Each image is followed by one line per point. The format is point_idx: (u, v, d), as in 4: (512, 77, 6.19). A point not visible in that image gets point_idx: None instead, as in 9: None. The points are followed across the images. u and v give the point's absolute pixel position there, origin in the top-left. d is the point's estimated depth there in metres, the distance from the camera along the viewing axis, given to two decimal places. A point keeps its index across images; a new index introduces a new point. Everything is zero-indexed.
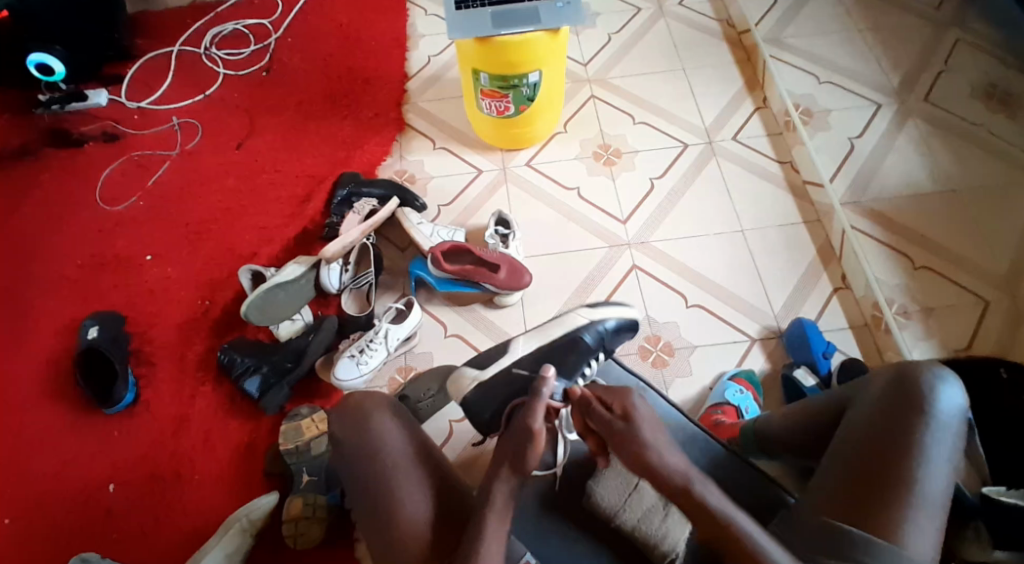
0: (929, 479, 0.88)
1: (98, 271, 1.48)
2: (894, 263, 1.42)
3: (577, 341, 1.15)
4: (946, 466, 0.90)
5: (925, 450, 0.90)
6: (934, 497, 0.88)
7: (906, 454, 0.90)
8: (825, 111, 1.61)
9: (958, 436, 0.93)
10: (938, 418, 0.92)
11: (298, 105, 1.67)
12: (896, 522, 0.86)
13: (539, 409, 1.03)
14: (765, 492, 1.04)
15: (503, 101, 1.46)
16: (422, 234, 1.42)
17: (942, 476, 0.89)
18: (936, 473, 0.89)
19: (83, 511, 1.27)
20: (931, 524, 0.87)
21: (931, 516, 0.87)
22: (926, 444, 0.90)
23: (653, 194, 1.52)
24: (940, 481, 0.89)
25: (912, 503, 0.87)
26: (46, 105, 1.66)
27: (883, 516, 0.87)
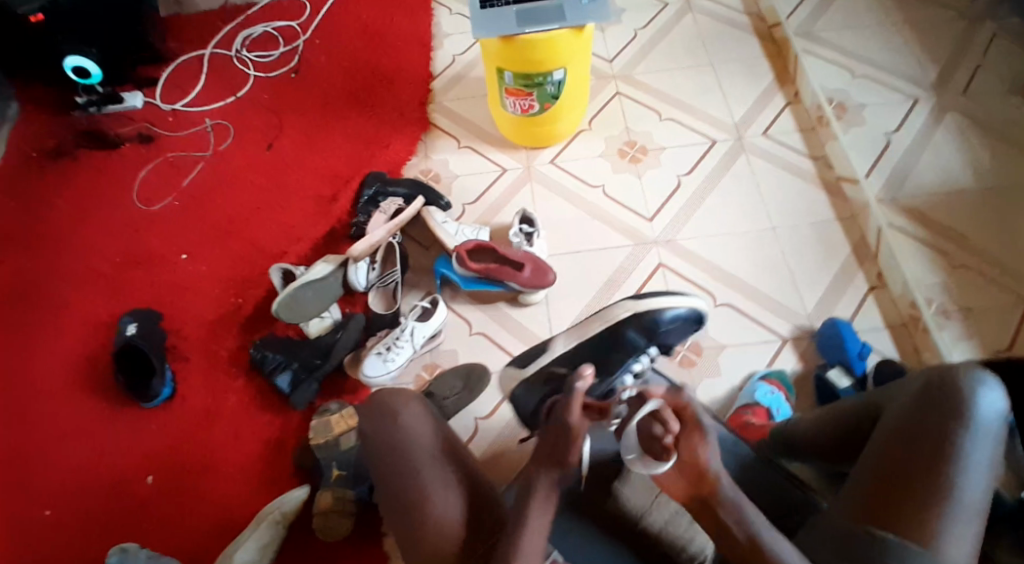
0: (966, 484, 0.86)
1: (134, 269, 1.53)
2: (932, 261, 1.38)
3: (622, 334, 1.14)
4: (984, 471, 0.87)
5: (961, 454, 0.87)
6: (972, 504, 0.85)
7: (942, 458, 0.87)
8: (859, 105, 1.56)
9: (998, 441, 0.90)
10: (977, 423, 0.90)
11: (326, 105, 1.70)
12: (930, 528, 0.84)
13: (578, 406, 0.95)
14: (792, 493, 1.03)
15: (527, 100, 1.46)
16: (448, 233, 1.43)
17: (979, 482, 0.86)
18: (974, 479, 0.86)
19: (122, 500, 1.31)
20: (968, 531, 0.84)
21: (966, 522, 0.84)
22: (964, 449, 0.88)
23: (680, 191, 1.51)
24: (979, 487, 0.86)
25: (946, 508, 0.84)
26: (84, 107, 1.73)
27: (914, 521, 0.85)
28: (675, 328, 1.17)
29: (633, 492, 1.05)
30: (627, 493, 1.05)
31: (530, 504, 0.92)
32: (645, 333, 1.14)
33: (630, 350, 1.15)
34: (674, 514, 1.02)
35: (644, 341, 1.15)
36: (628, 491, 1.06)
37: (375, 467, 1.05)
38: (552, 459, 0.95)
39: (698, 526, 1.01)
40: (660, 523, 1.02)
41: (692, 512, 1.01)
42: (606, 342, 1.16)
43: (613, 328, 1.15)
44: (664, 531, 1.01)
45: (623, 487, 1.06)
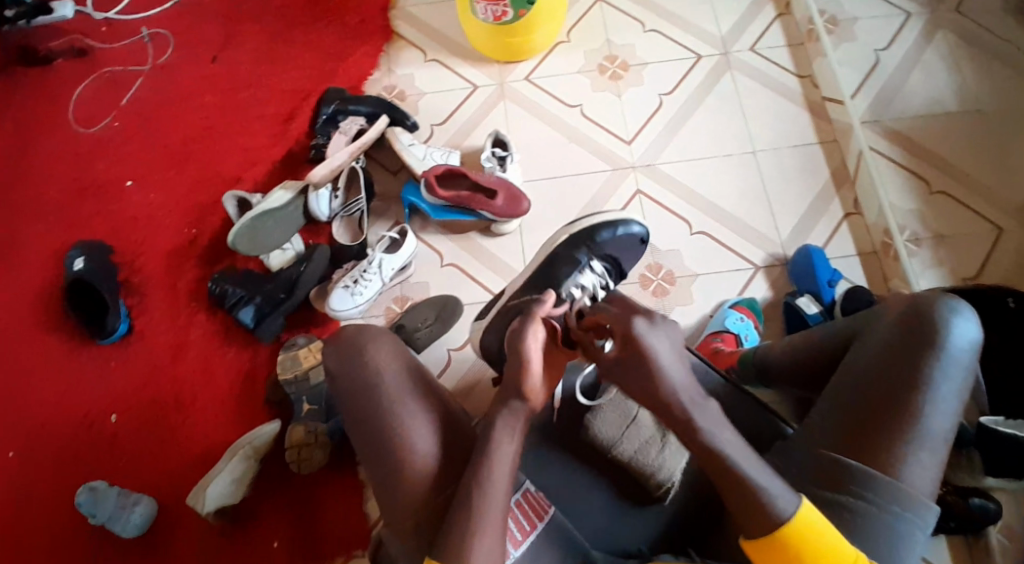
0: (935, 414, 0.86)
1: (77, 197, 1.42)
2: (909, 187, 1.35)
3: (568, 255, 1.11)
4: (953, 400, 0.88)
5: (932, 385, 0.87)
6: (940, 434, 0.86)
7: (913, 390, 0.87)
8: (851, 19, 1.47)
9: (968, 369, 0.90)
10: (949, 352, 0.89)
11: (277, 10, 1.54)
12: (897, 456, 0.85)
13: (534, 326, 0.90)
14: (763, 420, 1.04)
15: (500, 5, 1.33)
16: (415, 157, 1.35)
17: (948, 412, 0.87)
18: (942, 408, 0.87)
19: (88, 441, 1.28)
20: (933, 459, 0.86)
21: (932, 451, 0.86)
22: (935, 380, 0.87)
23: (662, 112, 1.43)
24: (947, 417, 0.87)
25: (913, 439, 0.85)
26: (12, 21, 1.55)
27: (882, 452, 0.86)
28: (617, 242, 1.13)
29: (605, 423, 1.03)
30: (599, 425, 1.03)
31: (494, 428, 0.88)
32: (587, 249, 1.11)
33: (574, 266, 1.11)
34: (645, 443, 1.01)
35: (588, 257, 1.12)
36: (600, 422, 1.03)
37: (340, 404, 1.00)
38: (512, 387, 0.89)
39: (669, 452, 0.99)
40: (631, 451, 1.00)
41: (662, 439, 1.01)
42: (548, 269, 1.12)
43: (558, 250, 1.12)
44: (635, 459, 1.00)
45: (595, 419, 1.04)
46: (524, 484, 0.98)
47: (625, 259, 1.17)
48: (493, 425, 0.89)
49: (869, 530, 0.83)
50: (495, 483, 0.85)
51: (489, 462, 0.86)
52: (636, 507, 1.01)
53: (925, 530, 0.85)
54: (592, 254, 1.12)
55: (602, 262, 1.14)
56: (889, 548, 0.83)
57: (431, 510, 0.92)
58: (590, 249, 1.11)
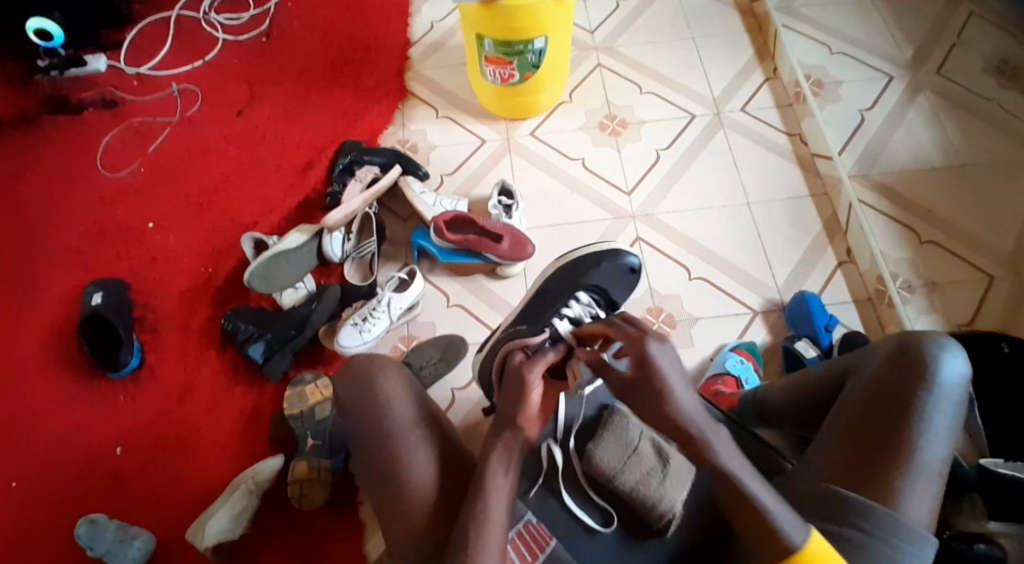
0: (928, 446, 0.88)
1: (100, 238, 1.49)
2: (900, 237, 1.41)
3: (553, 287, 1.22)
4: (945, 434, 0.89)
5: (924, 419, 0.89)
6: (933, 466, 0.87)
7: (906, 422, 0.89)
8: (836, 82, 1.58)
9: (960, 406, 0.91)
10: (941, 387, 0.91)
11: (299, 72, 1.66)
12: (892, 487, 0.86)
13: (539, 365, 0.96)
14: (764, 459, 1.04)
15: (507, 68, 1.44)
16: (425, 203, 1.42)
17: (942, 446, 0.88)
18: (935, 440, 0.88)
19: (92, 473, 1.29)
20: (928, 491, 0.86)
21: (928, 483, 0.87)
22: (927, 413, 0.89)
23: (659, 165, 1.51)
24: (940, 449, 0.88)
25: (909, 471, 0.87)
26: (46, 71, 1.66)
27: (880, 485, 0.87)
28: (603, 273, 1.23)
29: (607, 453, 1.05)
30: (602, 453, 1.05)
31: (491, 457, 0.91)
32: (580, 282, 1.21)
33: (563, 299, 1.20)
34: (647, 473, 1.02)
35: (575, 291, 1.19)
36: (603, 451, 1.05)
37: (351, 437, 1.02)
38: (507, 416, 0.93)
39: (671, 482, 1.01)
40: (633, 481, 1.02)
41: (663, 467, 1.03)
42: (535, 303, 1.22)
43: (548, 284, 1.23)
44: (637, 489, 1.01)
45: (597, 448, 1.06)
46: (526, 515, 1.03)
47: (615, 292, 1.26)
48: (490, 453, 0.91)
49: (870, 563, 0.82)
50: (491, 517, 0.86)
51: (485, 494, 0.88)
52: (639, 541, 1.01)
53: None
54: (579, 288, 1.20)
55: (593, 293, 1.22)
56: None
57: (427, 541, 0.92)
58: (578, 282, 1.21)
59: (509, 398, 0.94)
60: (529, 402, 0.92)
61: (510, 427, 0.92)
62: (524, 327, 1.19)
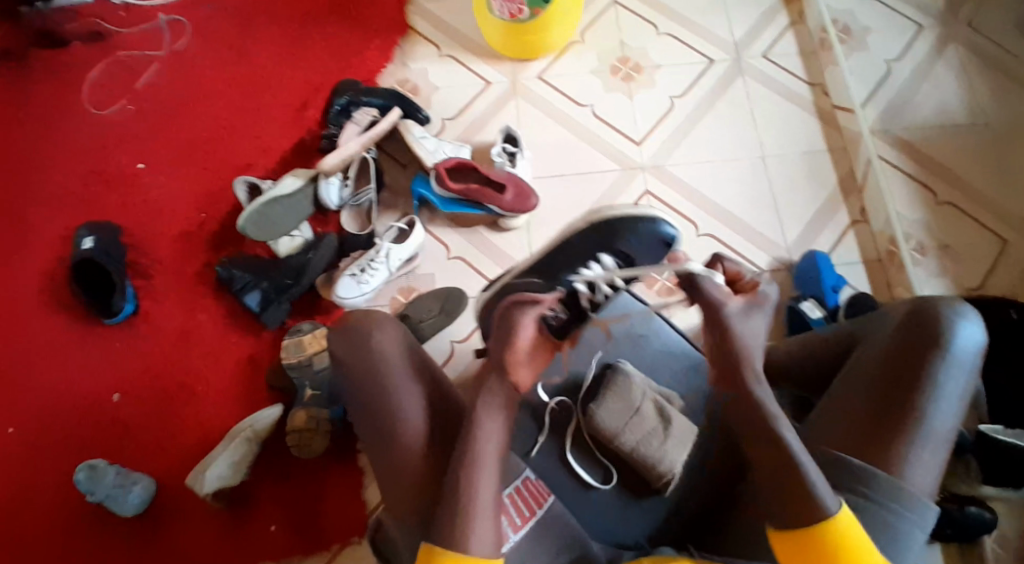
0: (937, 414, 0.85)
1: (89, 178, 1.44)
2: (916, 197, 1.36)
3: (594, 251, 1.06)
4: (954, 402, 0.87)
5: (936, 386, 0.86)
6: (940, 434, 0.85)
7: (916, 388, 0.87)
8: (864, 29, 1.49)
9: (973, 373, 0.89)
10: (954, 354, 0.88)
11: (293, 3, 1.55)
12: (898, 453, 0.84)
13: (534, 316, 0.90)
14: None
15: (516, 2, 1.36)
16: (426, 149, 1.36)
17: (951, 415, 0.86)
18: (945, 408, 0.86)
19: (88, 420, 1.28)
20: (934, 460, 0.85)
21: (934, 451, 0.85)
22: (939, 380, 0.87)
23: (672, 115, 1.44)
24: (949, 417, 0.86)
25: (916, 439, 0.85)
26: (29, 1, 1.56)
27: (885, 451, 0.85)
28: (639, 239, 1.05)
29: (608, 414, 1.03)
30: (602, 414, 1.03)
31: (479, 405, 0.88)
32: (603, 245, 1.05)
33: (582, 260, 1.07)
34: (648, 434, 1.01)
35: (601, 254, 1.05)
36: (603, 412, 1.03)
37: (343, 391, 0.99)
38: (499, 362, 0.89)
39: (672, 444, 1.00)
40: (633, 442, 1.01)
41: (664, 429, 1.01)
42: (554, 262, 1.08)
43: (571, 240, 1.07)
44: (637, 450, 1.01)
45: (599, 408, 1.04)
46: (524, 473, 0.97)
47: (642, 259, 1.07)
48: (475, 401, 0.88)
49: (869, 528, 0.82)
50: (480, 470, 0.84)
51: (471, 445, 0.85)
52: (637, 498, 1.02)
53: (924, 532, 0.84)
54: (604, 251, 1.05)
55: (614, 258, 1.06)
56: (890, 549, 0.82)
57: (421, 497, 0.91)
58: (606, 244, 1.05)
59: (497, 340, 0.90)
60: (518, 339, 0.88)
61: (496, 371, 0.88)
62: (535, 281, 1.09)
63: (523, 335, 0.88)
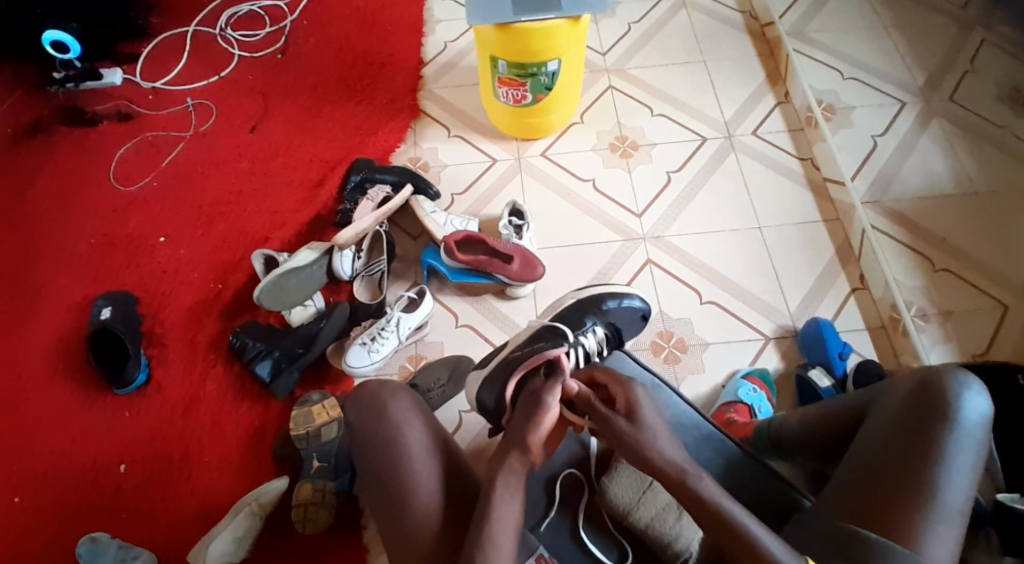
0: (948, 486, 0.85)
1: (110, 250, 1.49)
2: (913, 265, 1.40)
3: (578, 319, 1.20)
4: (967, 475, 0.86)
5: (946, 459, 0.86)
6: (955, 506, 0.85)
7: (926, 462, 0.86)
8: (848, 108, 1.58)
9: (982, 445, 0.89)
10: (962, 426, 0.88)
11: (313, 90, 1.66)
12: (913, 528, 0.83)
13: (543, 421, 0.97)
14: (781, 496, 1.00)
15: (520, 89, 1.44)
16: (436, 223, 1.42)
17: (963, 486, 0.86)
18: (956, 481, 0.86)
19: (93, 489, 1.27)
20: (951, 534, 0.84)
21: (950, 525, 0.84)
22: (948, 453, 0.87)
23: (670, 188, 1.51)
24: (962, 489, 0.85)
25: (932, 513, 0.84)
26: (61, 82, 1.66)
27: (902, 526, 0.84)
28: (620, 311, 1.23)
29: (620, 488, 1.02)
30: (614, 489, 1.02)
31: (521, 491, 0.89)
32: (595, 315, 1.21)
33: (579, 329, 1.19)
34: (662, 510, 0.99)
35: (593, 322, 1.20)
36: (616, 487, 1.02)
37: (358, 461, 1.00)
38: (517, 438, 0.95)
39: (686, 520, 0.97)
40: (647, 518, 0.99)
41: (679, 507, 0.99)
42: (551, 331, 1.17)
43: (566, 312, 1.22)
44: (651, 527, 0.98)
45: (611, 483, 1.03)
46: (537, 548, 0.98)
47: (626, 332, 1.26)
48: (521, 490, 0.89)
49: None
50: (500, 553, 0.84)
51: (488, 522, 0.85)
52: None
53: None
54: (597, 319, 1.21)
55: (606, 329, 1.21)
56: None
57: None
58: (596, 316, 1.20)
59: (523, 418, 0.98)
60: (541, 422, 0.96)
61: (518, 448, 0.94)
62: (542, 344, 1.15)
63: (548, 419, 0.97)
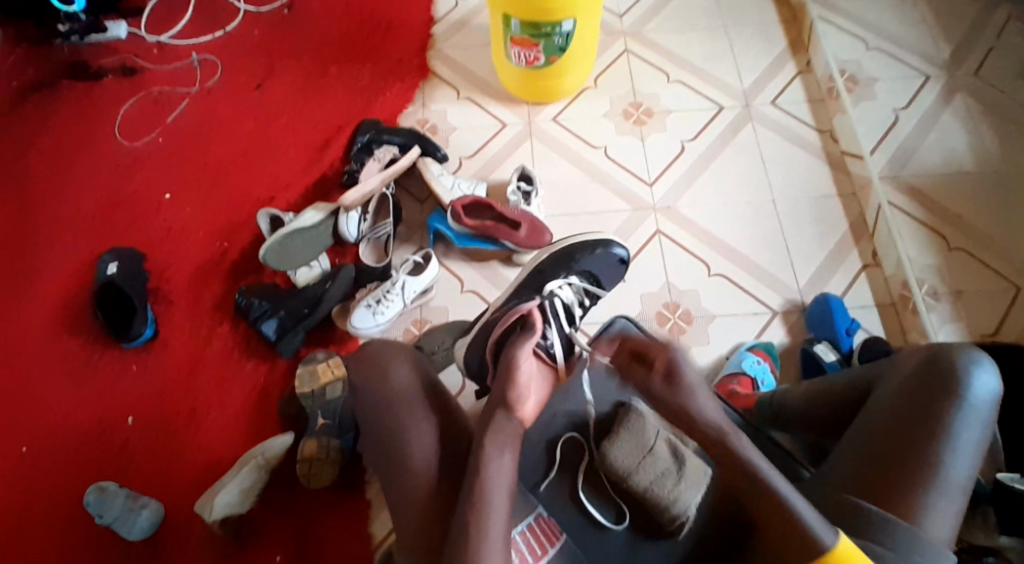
0: (952, 461, 0.85)
1: (116, 206, 1.49)
2: (928, 242, 1.37)
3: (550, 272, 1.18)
4: (972, 450, 0.86)
5: (951, 434, 0.86)
6: (957, 482, 0.84)
7: (931, 436, 0.86)
8: (870, 80, 1.53)
9: (988, 422, 0.88)
10: (969, 402, 0.87)
11: (320, 47, 1.63)
12: (914, 502, 0.83)
13: (518, 379, 0.95)
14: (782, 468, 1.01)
15: (533, 50, 1.40)
16: (443, 186, 1.40)
17: (967, 461, 0.85)
18: (961, 456, 0.85)
19: (100, 443, 1.29)
20: (951, 508, 0.83)
21: (951, 500, 0.84)
22: (953, 428, 0.86)
23: (683, 157, 1.48)
24: (966, 465, 0.85)
25: (934, 487, 0.83)
26: (66, 36, 1.64)
27: (902, 500, 0.83)
28: (595, 261, 1.20)
29: (621, 452, 1.03)
30: (616, 453, 1.03)
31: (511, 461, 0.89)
32: (567, 267, 1.19)
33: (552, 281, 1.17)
34: (661, 474, 1.00)
35: (565, 274, 1.18)
36: (617, 451, 1.03)
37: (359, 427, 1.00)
38: (499, 398, 0.94)
39: (685, 486, 0.99)
40: (645, 483, 1.00)
41: (679, 470, 1.01)
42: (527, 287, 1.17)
43: (541, 267, 1.19)
44: (649, 491, 1.00)
45: (612, 447, 1.04)
46: (537, 507, 1.02)
47: (605, 282, 1.24)
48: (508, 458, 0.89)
49: None
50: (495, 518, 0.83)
51: (486, 487, 0.85)
52: (648, 540, 0.99)
53: None
54: (570, 271, 1.19)
55: (582, 279, 1.20)
56: None
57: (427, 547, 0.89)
58: (570, 267, 1.18)
59: (501, 378, 0.97)
60: (516, 380, 0.95)
61: (503, 409, 0.93)
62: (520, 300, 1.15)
63: (522, 376, 0.96)
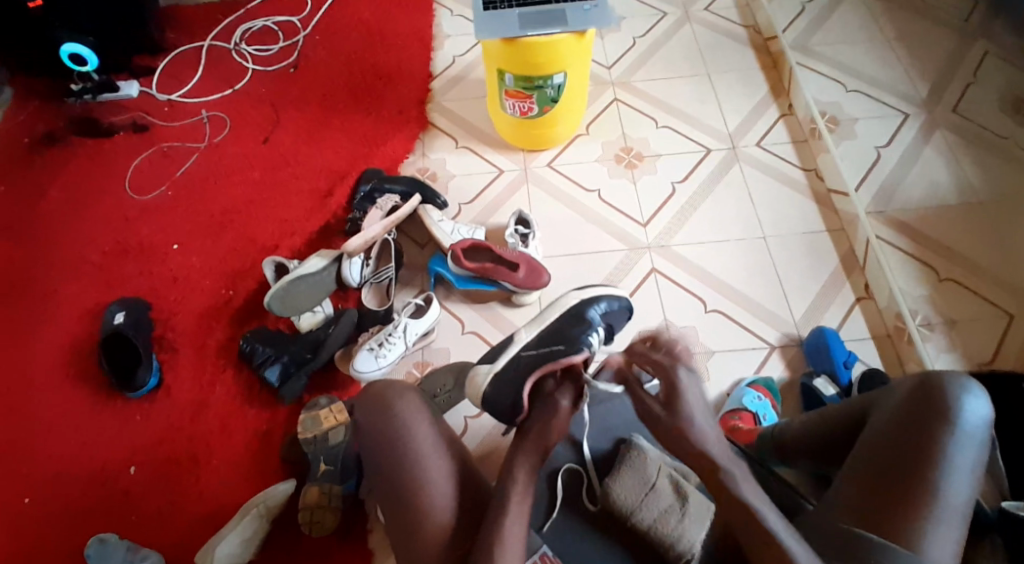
0: (949, 488, 0.85)
1: (123, 257, 1.52)
2: (918, 274, 1.40)
3: (582, 313, 1.15)
4: (968, 477, 0.86)
5: (946, 460, 0.86)
6: (955, 507, 0.85)
7: (926, 463, 0.87)
8: (851, 120, 1.60)
9: (983, 447, 0.89)
10: (962, 428, 0.88)
11: (323, 102, 1.70)
12: (913, 528, 0.83)
13: (556, 426, 1.00)
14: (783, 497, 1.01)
15: (527, 102, 1.47)
16: (443, 231, 1.44)
17: (965, 487, 0.86)
18: (957, 482, 0.86)
19: (102, 491, 1.29)
20: (952, 535, 0.84)
21: (950, 525, 0.84)
22: (948, 455, 0.87)
23: (675, 198, 1.53)
24: (963, 491, 0.85)
25: (932, 514, 0.84)
26: (78, 94, 1.71)
27: (901, 526, 0.84)
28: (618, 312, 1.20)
29: (625, 488, 1.02)
30: (619, 489, 1.02)
31: (512, 496, 0.92)
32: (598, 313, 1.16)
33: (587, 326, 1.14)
34: (665, 511, 0.99)
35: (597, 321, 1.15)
36: (620, 487, 1.03)
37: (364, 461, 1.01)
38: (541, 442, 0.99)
39: (689, 521, 0.97)
40: (650, 519, 0.99)
41: (682, 507, 0.99)
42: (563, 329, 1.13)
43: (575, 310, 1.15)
44: (655, 527, 0.98)
45: (615, 484, 1.03)
46: (539, 548, 1.00)
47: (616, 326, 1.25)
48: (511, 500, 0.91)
49: None
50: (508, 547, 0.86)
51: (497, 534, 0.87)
52: None
53: None
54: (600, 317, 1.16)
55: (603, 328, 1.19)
56: None
57: None
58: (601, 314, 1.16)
59: (541, 422, 1.01)
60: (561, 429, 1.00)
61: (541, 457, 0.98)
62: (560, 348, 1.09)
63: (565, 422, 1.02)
